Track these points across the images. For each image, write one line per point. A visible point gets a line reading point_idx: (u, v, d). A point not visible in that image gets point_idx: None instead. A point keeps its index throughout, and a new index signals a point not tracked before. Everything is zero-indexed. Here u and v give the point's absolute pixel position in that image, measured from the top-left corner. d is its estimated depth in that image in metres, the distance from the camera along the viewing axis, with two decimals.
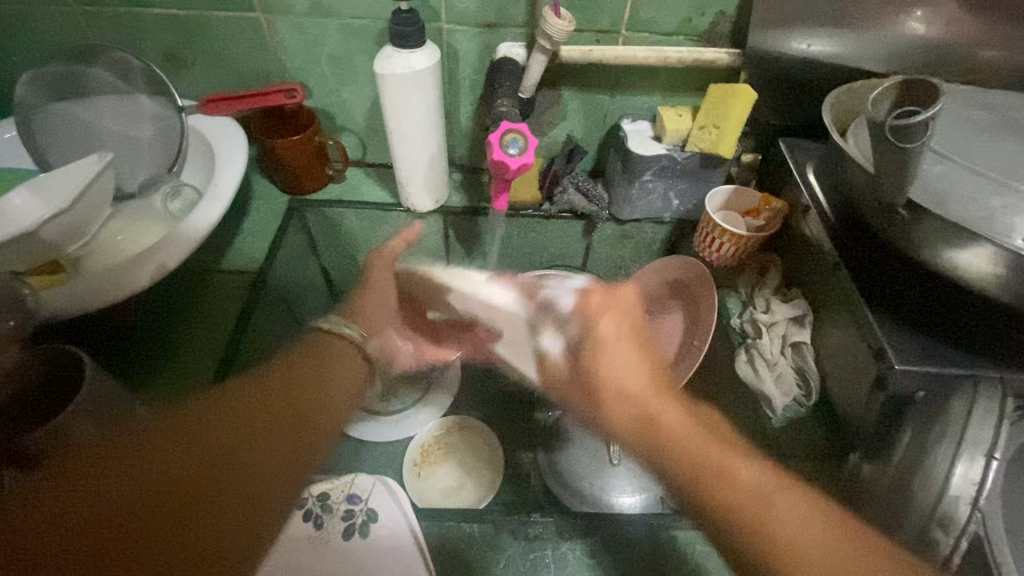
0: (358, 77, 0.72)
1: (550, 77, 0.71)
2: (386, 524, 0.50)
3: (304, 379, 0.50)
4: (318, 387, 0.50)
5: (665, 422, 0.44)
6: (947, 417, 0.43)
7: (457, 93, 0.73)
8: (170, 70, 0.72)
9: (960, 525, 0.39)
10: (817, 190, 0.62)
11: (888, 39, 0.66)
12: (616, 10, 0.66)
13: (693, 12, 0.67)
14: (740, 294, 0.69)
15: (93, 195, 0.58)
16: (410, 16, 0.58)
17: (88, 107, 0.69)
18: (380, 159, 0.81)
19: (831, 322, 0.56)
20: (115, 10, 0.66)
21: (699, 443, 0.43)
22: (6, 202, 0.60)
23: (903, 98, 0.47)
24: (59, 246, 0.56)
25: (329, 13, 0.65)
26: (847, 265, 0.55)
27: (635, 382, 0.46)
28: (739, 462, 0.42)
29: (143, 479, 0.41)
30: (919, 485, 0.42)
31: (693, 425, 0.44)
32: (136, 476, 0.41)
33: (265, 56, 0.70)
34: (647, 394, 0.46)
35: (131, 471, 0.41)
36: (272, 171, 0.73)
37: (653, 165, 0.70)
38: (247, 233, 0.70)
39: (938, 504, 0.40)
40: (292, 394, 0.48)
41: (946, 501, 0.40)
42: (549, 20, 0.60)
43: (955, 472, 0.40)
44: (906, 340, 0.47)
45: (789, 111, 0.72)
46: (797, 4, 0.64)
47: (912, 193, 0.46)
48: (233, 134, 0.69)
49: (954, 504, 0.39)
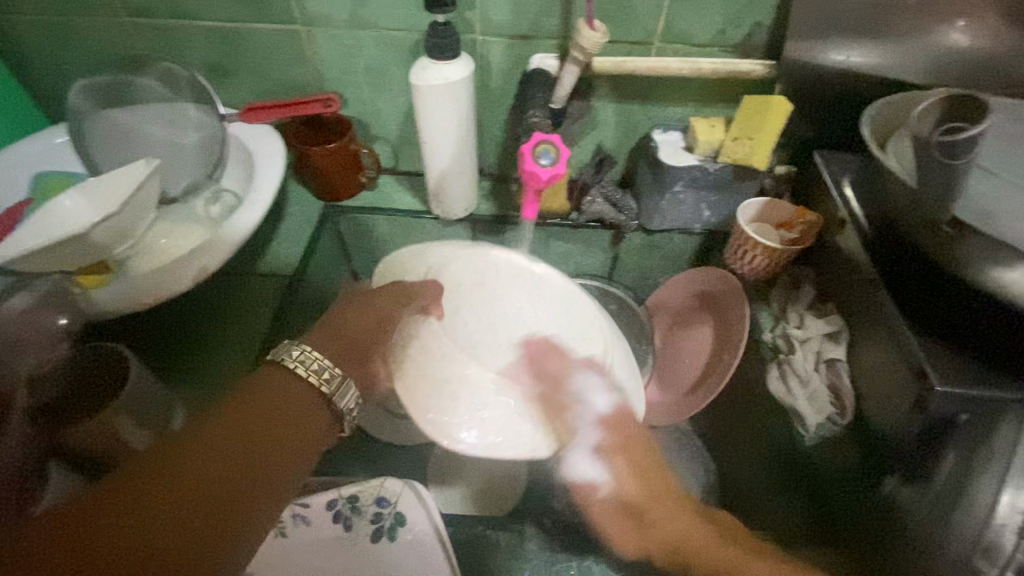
0: (393, 86, 0.73)
1: (582, 87, 0.72)
2: (414, 529, 0.51)
3: (259, 398, 0.38)
4: (279, 404, 0.38)
5: (678, 536, 0.49)
6: (993, 446, 0.45)
7: (488, 103, 0.74)
8: (213, 79, 0.75)
9: (1007, 556, 0.42)
10: (855, 204, 0.61)
11: (930, 50, 0.64)
12: (650, 22, 0.66)
13: (727, 23, 0.66)
14: (772, 308, 0.68)
15: (138, 201, 0.60)
16: (447, 30, 0.59)
17: (136, 114, 0.72)
18: (411, 166, 0.82)
19: (867, 339, 0.55)
20: (163, 22, 0.69)
21: (711, 547, 0.48)
22: (56, 204, 0.62)
23: (952, 112, 0.47)
24: (105, 248, 0.58)
25: (367, 25, 0.67)
26: (885, 282, 0.53)
27: (631, 498, 0.50)
28: (752, 564, 0.47)
29: (138, 522, 0.31)
30: (962, 511, 0.46)
31: (703, 529, 0.50)
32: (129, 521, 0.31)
33: (304, 66, 0.72)
34: (645, 503, 0.50)
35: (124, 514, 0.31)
36: (307, 177, 0.75)
37: (686, 176, 0.70)
38: (283, 238, 0.72)
39: (985, 533, 0.44)
40: (253, 414, 0.37)
41: (993, 529, 0.43)
42: (583, 33, 0.60)
43: (1002, 500, 0.44)
44: (949, 360, 0.46)
45: (825, 123, 0.71)
46: (836, 15, 0.63)
47: (957, 209, 0.45)
48: (272, 142, 0.72)
49: (1001, 533, 0.43)
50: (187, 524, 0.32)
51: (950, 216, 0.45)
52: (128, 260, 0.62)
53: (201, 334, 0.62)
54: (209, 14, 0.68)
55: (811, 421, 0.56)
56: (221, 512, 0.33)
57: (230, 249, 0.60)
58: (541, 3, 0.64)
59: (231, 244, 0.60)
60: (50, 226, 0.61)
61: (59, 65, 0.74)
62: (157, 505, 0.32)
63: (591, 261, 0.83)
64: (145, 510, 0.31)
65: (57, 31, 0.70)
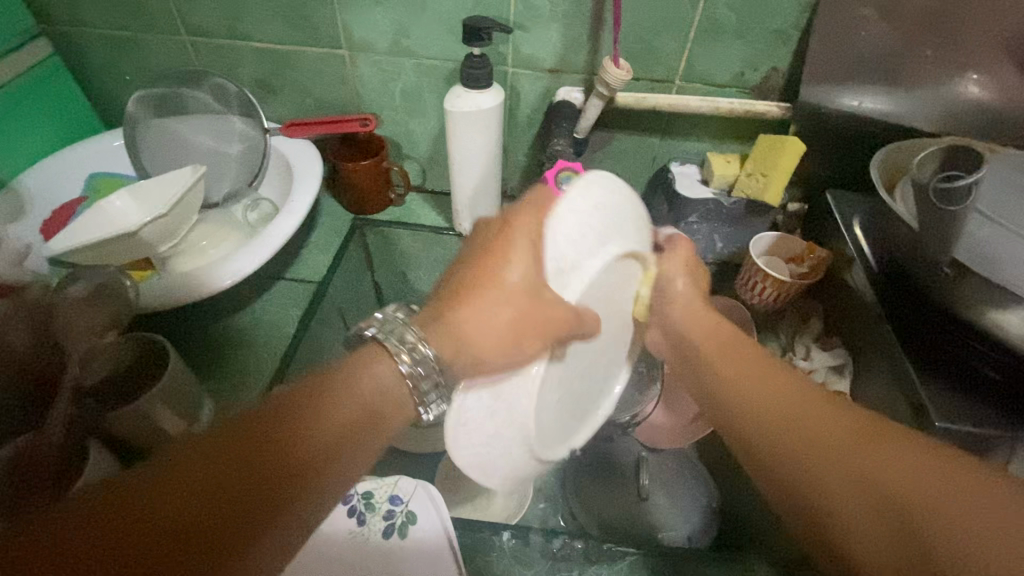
0: (426, 110, 0.78)
1: (605, 119, 0.76)
2: (423, 528, 0.53)
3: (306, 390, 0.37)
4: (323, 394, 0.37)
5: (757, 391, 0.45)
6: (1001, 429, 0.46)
7: (515, 129, 0.78)
8: (260, 95, 0.80)
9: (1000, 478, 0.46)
10: (863, 243, 0.63)
11: (942, 102, 0.67)
12: (673, 62, 0.70)
13: (746, 66, 0.70)
14: (781, 340, 0.71)
15: (185, 203, 0.65)
16: (482, 62, 0.64)
17: (187, 125, 0.77)
18: (438, 185, 0.87)
19: (870, 374, 0.56)
20: (220, 41, 0.74)
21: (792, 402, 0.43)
22: (107, 202, 0.67)
23: (948, 163, 0.51)
24: (152, 245, 0.63)
25: (407, 53, 0.72)
26: (888, 320, 0.56)
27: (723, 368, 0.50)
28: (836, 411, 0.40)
29: (167, 514, 0.30)
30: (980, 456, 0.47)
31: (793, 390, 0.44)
32: (156, 516, 0.29)
33: (345, 88, 0.77)
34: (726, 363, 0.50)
35: (155, 508, 0.30)
36: (341, 191, 0.79)
37: (700, 208, 0.73)
38: (314, 246, 0.76)
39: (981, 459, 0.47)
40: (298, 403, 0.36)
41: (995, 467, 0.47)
42: (609, 70, 0.64)
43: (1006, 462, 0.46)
44: (946, 397, 0.48)
45: (837, 165, 0.73)
46: (850, 63, 0.66)
47: (957, 252, 0.47)
48: (310, 156, 0.76)
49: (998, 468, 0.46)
50: (213, 519, 0.30)
51: (951, 258, 0.47)
52: (170, 258, 0.66)
53: (232, 332, 0.65)
54: (263, 37, 0.73)
55: None
56: (250, 507, 0.32)
57: (266, 254, 0.64)
58: (570, 41, 0.68)
59: (267, 250, 0.64)
60: (102, 223, 0.66)
61: (120, 75, 0.79)
62: (188, 498, 0.30)
63: None
64: (167, 510, 0.30)
65: (121, 45, 0.76)
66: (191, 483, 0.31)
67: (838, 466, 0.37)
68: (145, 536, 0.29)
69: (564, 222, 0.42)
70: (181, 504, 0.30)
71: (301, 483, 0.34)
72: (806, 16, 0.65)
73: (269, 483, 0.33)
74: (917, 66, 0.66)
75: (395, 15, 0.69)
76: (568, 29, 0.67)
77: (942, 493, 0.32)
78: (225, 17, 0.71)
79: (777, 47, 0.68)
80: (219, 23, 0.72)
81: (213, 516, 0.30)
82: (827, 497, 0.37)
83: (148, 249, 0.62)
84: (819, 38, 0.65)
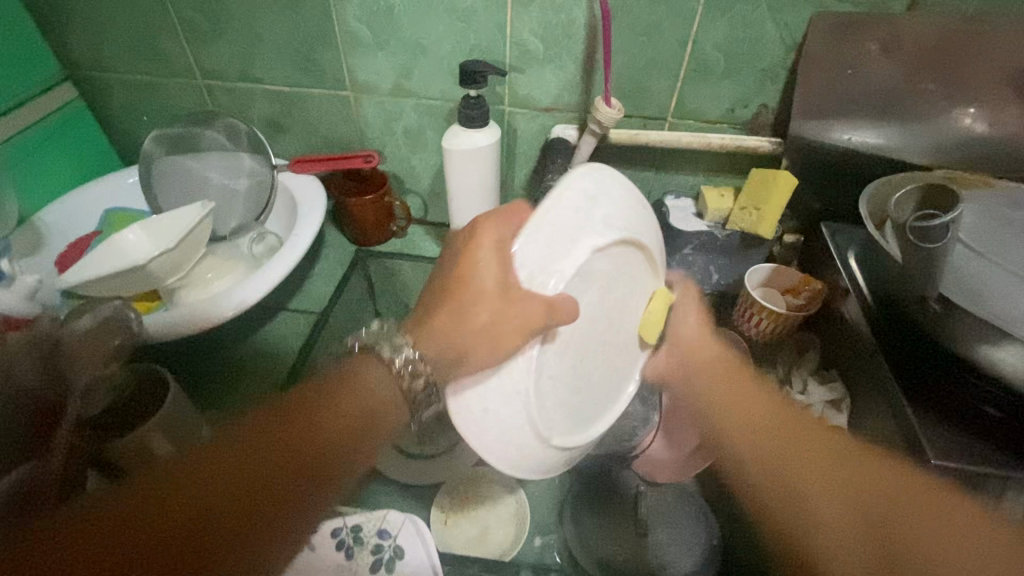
0: (427, 146, 0.81)
1: (600, 155, 0.78)
2: (410, 564, 0.53)
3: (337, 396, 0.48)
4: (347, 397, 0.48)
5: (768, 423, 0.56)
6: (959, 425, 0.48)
7: (514, 164, 0.80)
8: (270, 134, 0.84)
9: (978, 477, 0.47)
10: (858, 273, 0.63)
11: (939, 134, 0.67)
12: (665, 100, 0.72)
13: (737, 103, 0.72)
14: (778, 372, 0.70)
15: (194, 237, 0.67)
16: (477, 102, 0.66)
17: (199, 161, 0.80)
18: (439, 219, 0.89)
19: (867, 409, 0.56)
20: (232, 84, 0.78)
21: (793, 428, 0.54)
22: (121, 236, 0.70)
23: (924, 202, 0.54)
24: (160, 278, 0.65)
25: (408, 94, 0.75)
26: (883, 352, 0.55)
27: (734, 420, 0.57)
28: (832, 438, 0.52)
29: (236, 478, 0.42)
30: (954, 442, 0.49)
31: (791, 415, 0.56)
32: (219, 478, 0.42)
33: (350, 127, 0.80)
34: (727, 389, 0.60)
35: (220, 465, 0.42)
36: (345, 224, 0.82)
37: (695, 241, 0.74)
38: (316, 277, 0.78)
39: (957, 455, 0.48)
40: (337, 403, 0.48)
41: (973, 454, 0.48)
42: (600, 109, 0.67)
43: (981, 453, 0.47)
44: (941, 434, 0.47)
45: (831, 198, 0.74)
46: (839, 100, 0.68)
47: (943, 287, 0.48)
48: (314, 190, 0.79)
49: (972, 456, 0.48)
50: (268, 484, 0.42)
51: (936, 290, 0.49)
52: (177, 290, 0.68)
53: (233, 362, 0.67)
54: (272, 80, 0.77)
55: None
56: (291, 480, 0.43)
57: (268, 286, 0.66)
58: (564, 81, 0.71)
59: (270, 281, 0.66)
60: (114, 256, 0.68)
61: (138, 116, 0.84)
62: (244, 467, 0.43)
63: None
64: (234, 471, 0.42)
65: (140, 88, 0.80)
66: (252, 455, 0.43)
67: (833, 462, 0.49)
68: (223, 490, 0.41)
69: (530, 247, 0.44)
70: (238, 470, 0.42)
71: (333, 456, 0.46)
72: (793, 56, 0.68)
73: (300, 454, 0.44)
74: (906, 101, 0.67)
75: (397, 59, 0.72)
76: (562, 70, 0.70)
77: (918, 523, 0.43)
78: (238, 62, 0.76)
79: (765, 85, 0.70)
80: (232, 67, 0.76)
81: (264, 483, 0.42)
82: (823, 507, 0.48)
83: (156, 281, 0.65)
84: (806, 76, 0.67)
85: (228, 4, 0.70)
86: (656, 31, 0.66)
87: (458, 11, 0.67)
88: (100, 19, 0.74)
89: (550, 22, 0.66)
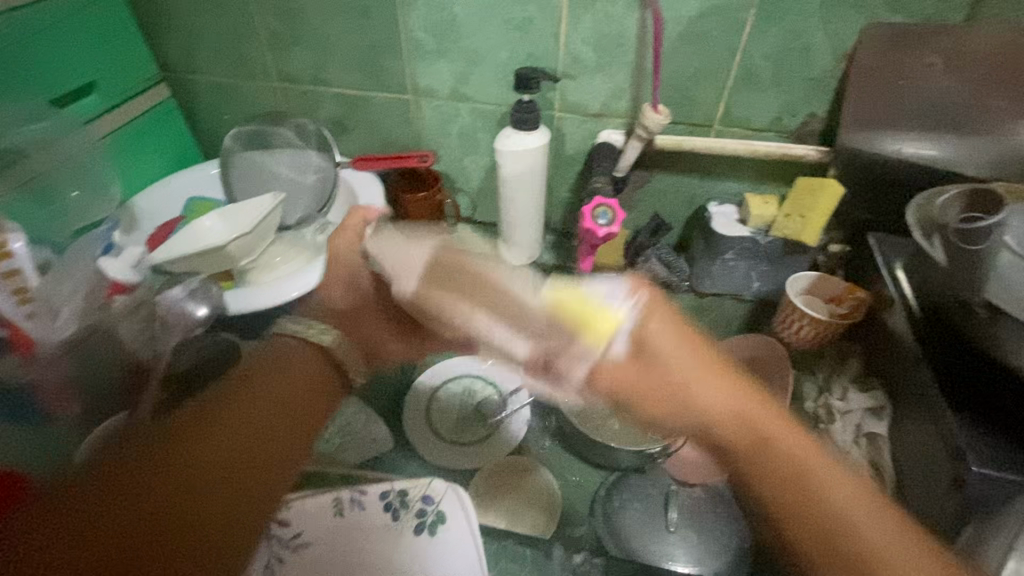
0: (479, 148, 0.85)
1: (646, 160, 0.80)
2: (452, 528, 0.55)
3: (242, 394, 0.51)
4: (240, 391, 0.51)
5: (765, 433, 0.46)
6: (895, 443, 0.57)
7: (560, 167, 0.83)
8: (336, 134, 0.91)
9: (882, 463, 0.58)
10: (905, 285, 0.62)
11: (1005, 149, 0.64)
12: (712, 107, 0.74)
13: (784, 112, 0.73)
14: (818, 380, 0.71)
15: (266, 223, 0.74)
16: (530, 106, 0.70)
17: (270, 156, 0.87)
18: (486, 218, 0.94)
19: (906, 418, 0.56)
20: (304, 87, 0.85)
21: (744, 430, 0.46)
22: (201, 222, 0.77)
23: (972, 207, 0.55)
24: (235, 258, 0.72)
25: (464, 99, 0.80)
26: (927, 360, 0.55)
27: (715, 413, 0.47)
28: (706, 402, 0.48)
29: (170, 479, 0.43)
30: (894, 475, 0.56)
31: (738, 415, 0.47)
32: (198, 486, 0.44)
33: (409, 129, 0.86)
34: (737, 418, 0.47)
35: (165, 469, 0.43)
36: (398, 220, 0.87)
37: (738, 245, 0.76)
38: (370, 267, 0.84)
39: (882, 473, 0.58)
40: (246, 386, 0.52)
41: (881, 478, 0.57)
42: (648, 115, 0.70)
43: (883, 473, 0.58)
44: (983, 441, 0.47)
45: (882, 210, 0.73)
46: (893, 108, 0.67)
47: (993, 292, 0.48)
48: (373, 185, 0.84)
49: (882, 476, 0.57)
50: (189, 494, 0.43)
51: (983, 298, 0.48)
52: (249, 271, 0.75)
53: None
54: (342, 84, 0.83)
55: None
56: (197, 490, 0.43)
57: (331, 270, 0.70)
58: (613, 88, 0.74)
59: (333, 265, 0.71)
60: (195, 238, 0.75)
61: (220, 115, 0.92)
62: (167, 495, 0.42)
63: None
64: (165, 496, 0.42)
65: (224, 88, 0.89)
66: (207, 453, 0.45)
67: (786, 423, 0.46)
68: (191, 492, 0.43)
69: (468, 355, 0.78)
70: (195, 482, 0.44)
71: (274, 453, 0.48)
72: (843, 67, 0.69)
73: (262, 437, 0.48)
74: (966, 113, 0.65)
75: (456, 66, 0.77)
76: (612, 78, 0.73)
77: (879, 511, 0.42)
78: (312, 67, 0.83)
79: (813, 94, 0.71)
80: (306, 71, 0.83)
81: (214, 494, 0.44)
82: (789, 449, 0.45)
83: (231, 261, 0.71)
84: (857, 85, 0.67)
85: (307, 14, 0.77)
86: (706, 41, 0.68)
87: (516, 21, 0.71)
88: (195, 27, 0.82)
89: (602, 31, 0.69)
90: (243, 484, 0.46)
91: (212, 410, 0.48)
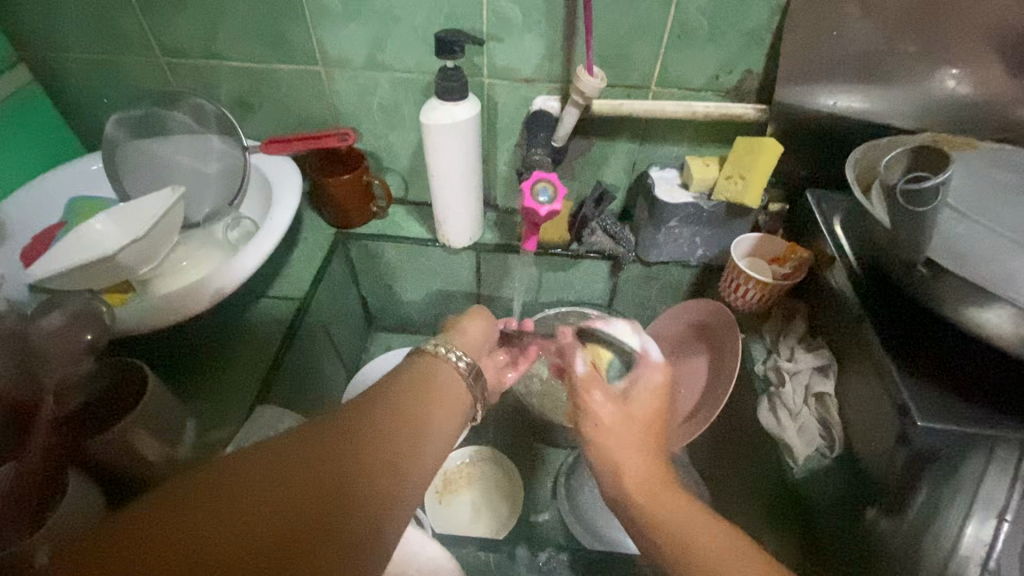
0: (404, 122, 0.78)
1: (583, 126, 0.75)
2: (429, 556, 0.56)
3: (389, 413, 0.41)
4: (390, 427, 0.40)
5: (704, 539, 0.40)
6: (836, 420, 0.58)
7: (496, 139, 0.77)
8: (240, 114, 0.80)
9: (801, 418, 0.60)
10: (843, 241, 0.63)
11: (920, 97, 0.66)
12: (649, 67, 0.69)
13: (722, 68, 0.69)
14: (765, 341, 0.71)
15: (166, 223, 0.64)
16: (455, 74, 0.63)
17: (165, 144, 0.76)
18: (421, 198, 0.87)
19: (853, 373, 0.56)
20: (195, 62, 0.74)
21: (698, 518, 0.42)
22: (88, 225, 0.66)
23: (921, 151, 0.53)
24: (132, 267, 0.62)
25: (382, 67, 0.72)
26: (871, 318, 0.55)
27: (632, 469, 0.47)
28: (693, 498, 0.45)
29: (280, 478, 0.34)
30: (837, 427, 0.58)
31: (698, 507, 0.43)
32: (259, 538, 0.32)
33: (324, 104, 0.77)
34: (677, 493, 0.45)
35: (259, 489, 0.34)
36: (324, 207, 0.80)
37: (680, 213, 0.73)
38: (296, 263, 0.76)
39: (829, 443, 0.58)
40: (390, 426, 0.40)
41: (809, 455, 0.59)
42: (583, 78, 0.64)
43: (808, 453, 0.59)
44: (927, 391, 0.48)
45: (815, 162, 0.73)
46: (825, 57, 0.65)
47: (932, 251, 0.46)
48: (289, 171, 0.75)
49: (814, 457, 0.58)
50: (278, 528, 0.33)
51: (925, 257, 0.46)
52: (152, 280, 0.65)
53: (214, 356, 0.65)
54: (237, 55, 0.73)
55: (800, 453, 0.58)
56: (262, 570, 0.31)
57: (249, 269, 0.62)
58: (545, 51, 0.68)
59: (249, 265, 0.62)
60: (82, 247, 0.64)
61: (99, 99, 0.79)
62: (266, 502, 0.33)
63: (589, 291, 0.87)
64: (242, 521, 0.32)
65: (94, 67, 0.75)
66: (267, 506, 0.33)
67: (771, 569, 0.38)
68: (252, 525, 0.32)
69: None
70: (293, 495, 0.34)
71: (378, 509, 0.36)
72: (778, 19, 0.64)
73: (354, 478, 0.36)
74: (893, 60, 0.65)
75: (369, 31, 0.68)
76: (540, 38, 0.67)
77: None
78: (200, 38, 0.71)
79: (751, 49, 0.67)
80: (195, 44, 0.72)
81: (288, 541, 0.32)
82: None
83: (127, 271, 0.61)
84: (791, 39, 0.64)
85: None
86: None
87: None
88: None
89: None
90: (326, 549, 0.33)
91: (343, 424, 0.39)
